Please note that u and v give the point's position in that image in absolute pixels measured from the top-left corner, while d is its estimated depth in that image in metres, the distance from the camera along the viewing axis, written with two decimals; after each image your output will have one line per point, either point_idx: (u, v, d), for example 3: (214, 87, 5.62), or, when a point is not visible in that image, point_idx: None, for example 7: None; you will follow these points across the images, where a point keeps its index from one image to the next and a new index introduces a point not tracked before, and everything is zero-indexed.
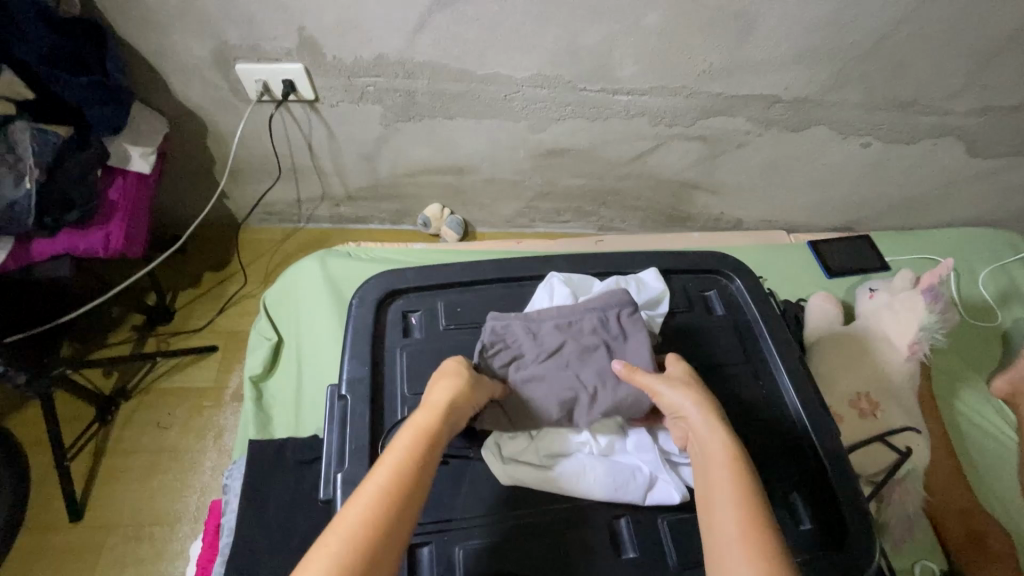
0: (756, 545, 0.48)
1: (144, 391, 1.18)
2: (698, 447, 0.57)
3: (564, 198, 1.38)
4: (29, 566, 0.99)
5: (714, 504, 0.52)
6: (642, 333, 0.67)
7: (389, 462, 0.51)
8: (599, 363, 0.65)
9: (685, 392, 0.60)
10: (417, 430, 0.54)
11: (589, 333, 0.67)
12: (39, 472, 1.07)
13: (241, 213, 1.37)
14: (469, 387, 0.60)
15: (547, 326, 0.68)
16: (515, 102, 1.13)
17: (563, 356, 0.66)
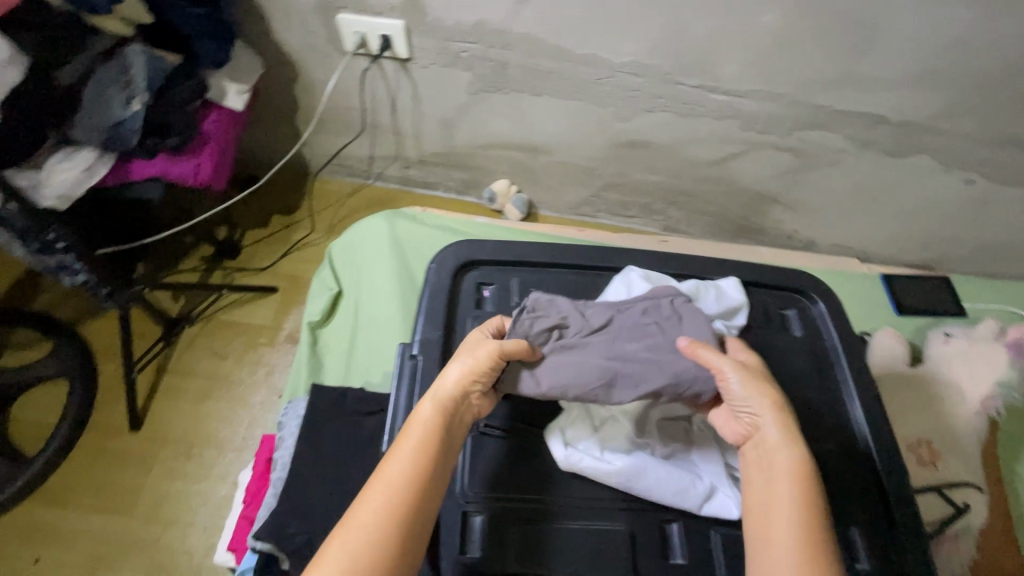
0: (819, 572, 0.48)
1: (206, 320, 1.23)
2: (766, 455, 0.56)
3: (633, 193, 1.35)
4: (88, 464, 1.05)
5: (777, 520, 0.52)
6: (698, 321, 0.65)
7: (392, 466, 0.52)
8: (650, 341, 0.63)
9: (760, 393, 0.58)
10: (419, 429, 0.55)
11: (640, 316, 0.65)
12: (107, 378, 1.13)
13: (315, 162, 1.39)
14: (480, 373, 0.58)
15: (595, 306, 0.67)
16: (607, 87, 1.10)
17: (611, 331, 0.64)
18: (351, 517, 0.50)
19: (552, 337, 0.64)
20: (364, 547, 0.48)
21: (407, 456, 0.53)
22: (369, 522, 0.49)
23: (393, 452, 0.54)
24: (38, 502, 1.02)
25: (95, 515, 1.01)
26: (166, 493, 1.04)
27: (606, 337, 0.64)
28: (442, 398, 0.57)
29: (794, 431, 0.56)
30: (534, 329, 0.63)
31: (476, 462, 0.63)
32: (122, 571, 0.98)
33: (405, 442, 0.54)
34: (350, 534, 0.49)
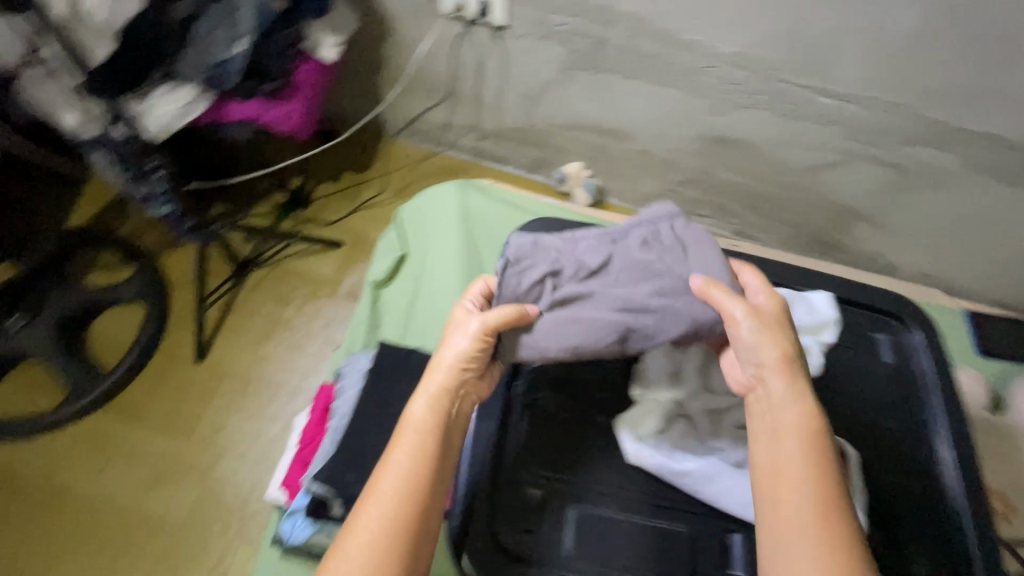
0: (839, 536, 0.47)
1: (274, 265, 1.26)
2: (771, 413, 0.54)
3: (711, 192, 1.30)
4: (155, 387, 1.11)
5: (790, 481, 0.51)
6: (702, 246, 0.61)
7: (391, 471, 0.54)
8: (653, 282, 0.59)
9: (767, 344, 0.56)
10: (415, 431, 0.56)
11: (639, 249, 0.61)
12: (179, 309, 1.18)
13: (392, 123, 1.40)
14: (469, 364, 0.59)
15: (588, 242, 0.62)
16: (706, 77, 1.05)
17: (609, 272, 0.60)
18: (358, 522, 0.52)
19: (545, 287, 0.60)
20: (373, 550, 0.50)
21: (408, 459, 0.54)
22: (377, 527, 0.51)
23: (392, 457, 0.55)
24: (109, 415, 1.08)
25: (158, 435, 1.07)
26: (222, 425, 1.09)
27: (604, 279, 0.60)
28: (436, 395, 0.58)
29: (801, 383, 0.55)
30: (525, 283, 0.60)
31: (541, 442, 0.63)
32: (178, 490, 1.03)
33: (404, 446, 0.55)
34: (358, 538, 0.51)
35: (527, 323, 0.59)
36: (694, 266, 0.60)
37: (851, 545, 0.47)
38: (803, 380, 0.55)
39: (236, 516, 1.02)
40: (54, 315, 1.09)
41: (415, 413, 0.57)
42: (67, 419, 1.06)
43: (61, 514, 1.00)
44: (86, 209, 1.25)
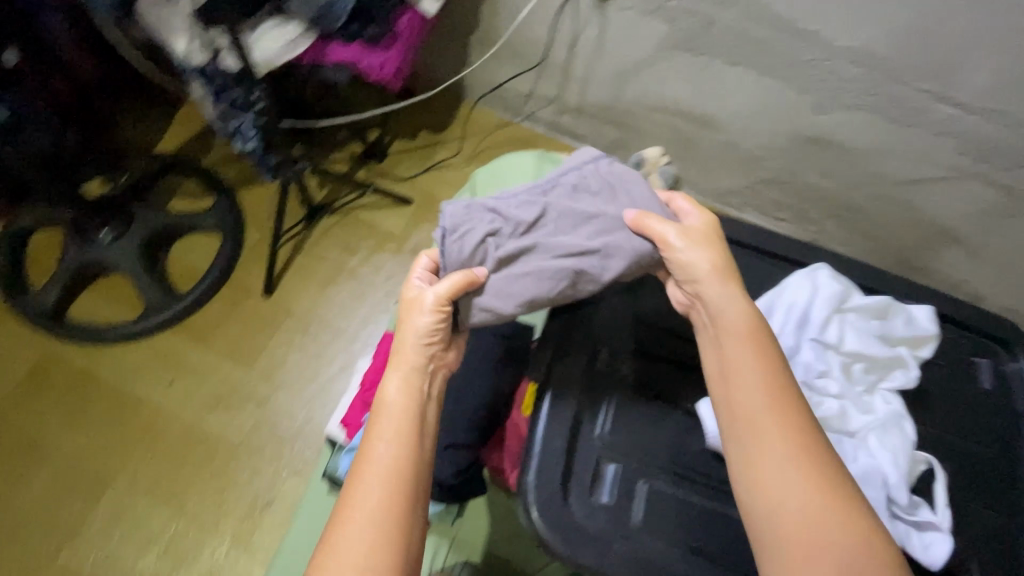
0: (798, 423, 0.52)
1: (345, 214, 1.28)
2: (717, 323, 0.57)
3: (794, 194, 1.25)
4: (225, 314, 1.15)
5: (742, 379, 0.54)
6: (627, 179, 0.63)
7: (378, 456, 0.52)
8: (593, 226, 0.60)
9: (706, 257, 0.59)
10: (394, 413, 0.55)
11: (570, 196, 0.62)
12: (251, 245, 1.21)
13: (473, 87, 1.39)
14: (436, 333, 0.59)
15: (521, 197, 0.62)
16: (815, 71, 0.99)
17: (548, 220, 0.61)
18: (352, 515, 0.50)
19: (488, 247, 0.60)
20: (374, 535, 0.49)
21: (393, 443, 0.53)
22: (376, 514, 0.50)
23: (374, 443, 0.53)
24: (180, 334, 1.13)
25: (223, 360, 1.11)
26: (283, 358, 1.13)
27: (543, 231, 0.61)
28: (409, 373, 0.57)
29: (734, 288, 0.58)
30: (468, 245, 0.60)
31: (619, 415, 0.62)
32: (237, 414, 1.07)
33: (384, 429, 0.54)
34: (357, 529, 0.49)
35: (478, 285, 0.60)
36: (624, 202, 0.62)
37: (808, 425, 0.52)
38: (735, 285, 0.58)
39: (289, 447, 1.05)
40: (141, 233, 1.14)
41: (390, 394, 0.56)
42: (142, 333, 1.11)
43: (131, 419, 1.06)
44: (173, 136, 1.28)
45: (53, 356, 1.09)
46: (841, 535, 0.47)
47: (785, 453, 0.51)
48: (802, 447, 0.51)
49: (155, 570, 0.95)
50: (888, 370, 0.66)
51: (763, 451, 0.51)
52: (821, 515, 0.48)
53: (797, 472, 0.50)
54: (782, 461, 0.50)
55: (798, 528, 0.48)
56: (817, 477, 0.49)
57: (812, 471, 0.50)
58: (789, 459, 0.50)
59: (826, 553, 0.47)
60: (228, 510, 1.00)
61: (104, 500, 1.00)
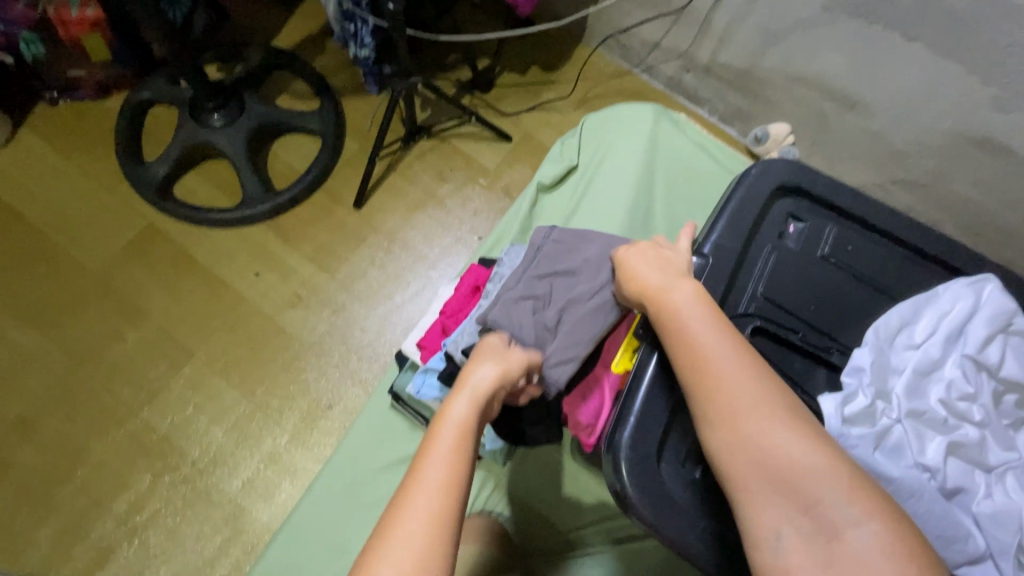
0: (734, 350, 0.49)
1: (443, 140, 1.25)
2: (657, 296, 0.55)
3: (932, 203, 1.11)
4: (314, 219, 1.17)
5: (676, 352, 0.51)
6: (577, 233, 0.75)
7: (434, 463, 0.49)
8: (601, 269, 0.72)
9: (646, 257, 0.59)
10: (454, 426, 0.52)
11: (559, 260, 0.73)
12: (349, 154, 1.21)
13: (595, 28, 1.30)
14: (504, 372, 0.59)
15: (525, 280, 0.71)
16: (1010, 61, 0.85)
17: (561, 278, 0.71)
18: (398, 524, 0.46)
19: (540, 326, 0.68)
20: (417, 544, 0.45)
21: (448, 452, 0.50)
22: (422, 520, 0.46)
23: (431, 452, 0.50)
24: (273, 231, 1.15)
25: (307, 263, 1.14)
26: (362, 272, 1.14)
27: (563, 294, 0.70)
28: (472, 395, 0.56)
29: (663, 273, 0.56)
30: (524, 330, 0.67)
31: None
32: (313, 316, 1.10)
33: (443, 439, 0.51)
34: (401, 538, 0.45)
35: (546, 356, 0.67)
36: (592, 248, 0.73)
37: (748, 375, 0.48)
38: (665, 271, 0.56)
39: (355, 358, 1.07)
40: (250, 123, 1.15)
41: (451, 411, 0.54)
42: (238, 221, 1.14)
43: (218, 301, 1.11)
44: (291, 32, 1.28)
45: (157, 228, 1.15)
46: (788, 449, 0.44)
47: (723, 379, 0.48)
48: (741, 371, 0.48)
49: (221, 442, 1.01)
50: None
51: (700, 380, 0.48)
52: (765, 434, 0.45)
53: (736, 398, 0.47)
54: (718, 389, 0.47)
55: (747, 456, 0.45)
56: (759, 400, 0.46)
57: (753, 395, 0.47)
58: (727, 384, 0.47)
59: (774, 469, 0.44)
60: (293, 405, 1.04)
61: (186, 370, 1.05)
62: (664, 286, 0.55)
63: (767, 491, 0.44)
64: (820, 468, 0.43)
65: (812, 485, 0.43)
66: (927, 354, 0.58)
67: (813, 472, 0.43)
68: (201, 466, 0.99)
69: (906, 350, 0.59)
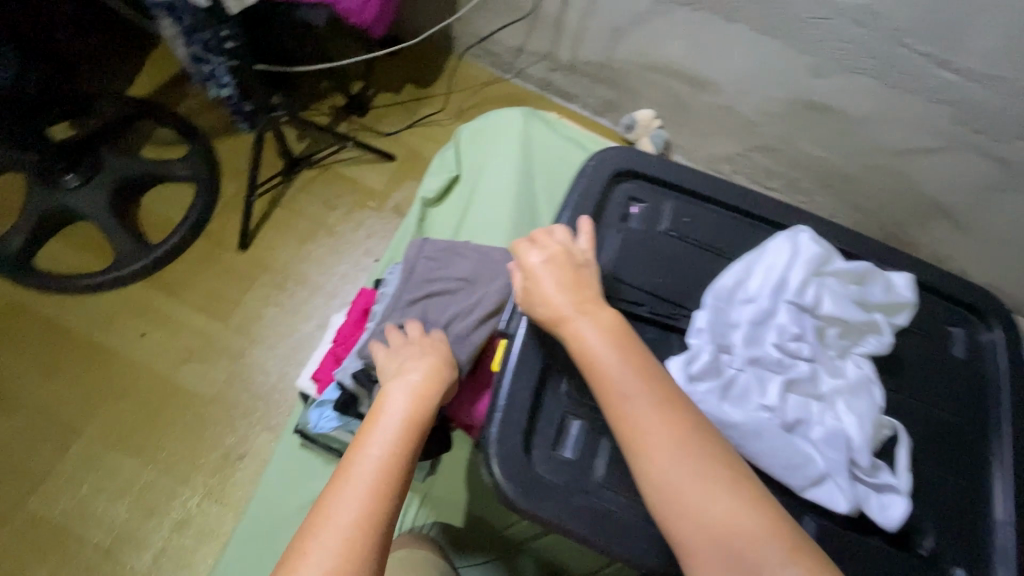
0: (659, 401, 0.50)
1: (325, 168, 1.24)
2: (571, 333, 0.54)
3: (786, 162, 1.21)
4: (199, 267, 1.13)
5: (614, 402, 0.50)
6: (445, 248, 0.77)
7: (368, 458, 0.50)
8: (473, 285, 0.73)
9: (551, 267, 0.58)
10: (395, 425, 0.53)
11: (430, 281, 0.74)
12: (227, 196, 1.18)
13: (462, 40, 1.33)
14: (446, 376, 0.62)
15: (399, 308, 0.73)
16: (813, 31, 0.95)
17: (436, 298, 0.73)
18: (317, 530, 0.45)
19: None
20: (349, 539, 0.45)
21: (386, 446, 0.51)
22: (355, 517, 0.46)
23: (365, 448, 0.51)
24: (154, 287, 1.10)
25: (196, 314, 1.09)
26: (258, 313, 1.11)
27: (435, 316, 0.72)
28: (416, 388, 0.58)
29: (586, 305, 0.55)
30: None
31: None
32: (211, 367, 1.06)
33: (382, 428, 0.53)
34: (326, 539, 0.45)
35: None
36: (462, 263, 0.75)
37: (687, 431, 0.48)
38: (586, 301, 0.56)
39: (261, 402, 1.04)
40: (110, 179, 1.10)
41: (393, 406, 0.55)
42: (113, 283, 1.08)
43: (103, 370, 1.04)
44: (146, 80, 1.23)
45: (21, 307, 1.07)
46: (720, 507, 0.45)
47: (658, 429, 0.48)
48: (675, 422, 0.49)
49: (126, 517, 0.95)
50: (860, 335, 0.65)
51: (632, 436, 0.49)
52: (704, 496, 0.46)
53: (666, 453, 0.47)
54: (655, 442, 0.48)
55: (678, 513, 0.46)
56: (688, 455, 0.47)
57: (682, 447, 0.48)
58: (656, 438, 0.48)
59: (715, 533, 0.45)
60: (201, 463, 0.99)
61: (75, 449, 0.99)
62: (589, 322, 0.54)
63: (711, 557, 0.44)
64: (756, 528, 0.45)
65: (753, 548, 0.44)
66: (761, 305, 0.63)
67: (745, 529, 0.45)
68: (106, 547, 0.93)
69: (743, 303, 0.64)
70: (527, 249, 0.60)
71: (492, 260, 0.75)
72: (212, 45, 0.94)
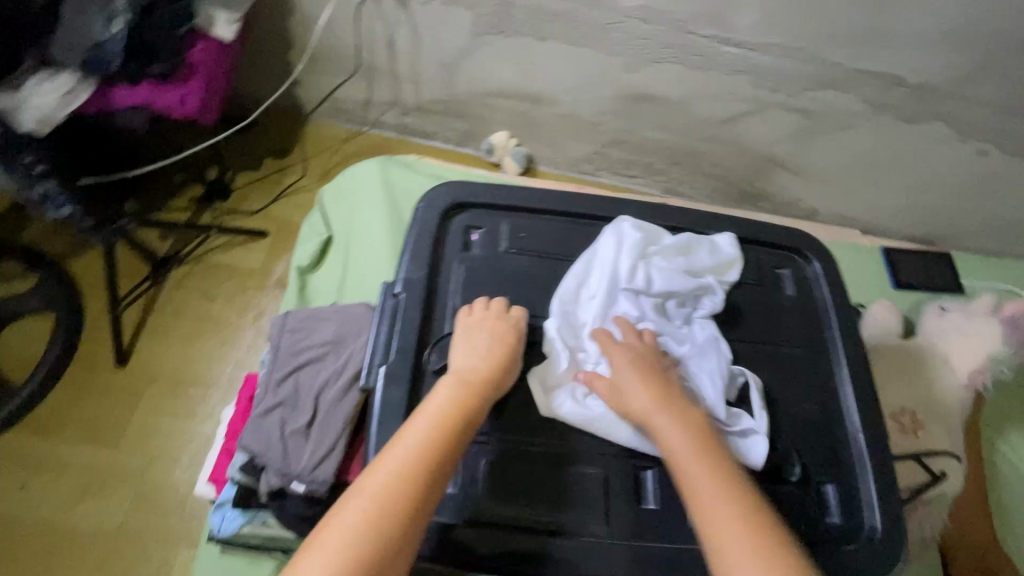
0: (734, 499, 0.49)
1: (196, 260, 1.21)
2: (656, 429, 0.55)
3: (636, 151, 1.29)
4: (77, 396, 1.06)
5: (698, 492, 0.50)
6: (309, 316, 0.78)
7: (418, 427, 0.51)
8: (339, 347, 0.74)
9: (637, 368, 0.59)
10: (446, 404, 0.54)
11: (297, 352, 0.74)
12: (93, 315, 1.12)
13: (310, 104, 1.35)
14: (502, 357, 0.60)
15: (271, 387, 0.72)
16: (614, 34, 1.05)
17: (305, 369, 0.73)
18: (366, 479, 0.47)
19: (294, 426, 0.69)
20: (384, 504, 0.46)
21: (430, 425, 0.51)
22: (394, 479, 0.47)
23: (416, 418, 0.52)
24: (27, 430, 1.02)
25: (84, 446, 1.02)
26: (153, 427, 1.05)
27: (308, 385, 0.72)
28: (469, 379, 0.57)
29: (677, 404, 0.57)
30: (275, 443, 0.68)
31: None
32: (109, 498, 0.99)
33: (429, 410, 0.53)
34: (372, 488, 0.47)
35: (307, 456, 0.67)
36: (327, 327, 0.76)
37: (771, 535, 0.48)
38: (672, 398, 0.57)
39: (174, 519, 0.99)
40: None
41: (439, 395, 0.54)
42: None
43: None
44: None
45: None
46: None
47: (739, 525, 0.48)
48: (755, 519, 0.48)
49: None
50: (696, 300, 0.71)
51: (712, 533, 0.48)
52: None
53: (747, 558, 0.46)
54: (736, 539, 0.47)
55: None
56: (760, 556, 0.46)
57: (756, 551, 0.46)
58: (734, 543, 0.47)
59: None
60: None
61: None
62: (677, 417, 0.55)
63: None
64: None
65: None
66: (601, 299, 0.68)
67: None
68: None
69: (586, 301, 0.69)
70: (617, 343, 0.62)
71: (354, 317, 0.77)
72: (20, 176, 0.88)
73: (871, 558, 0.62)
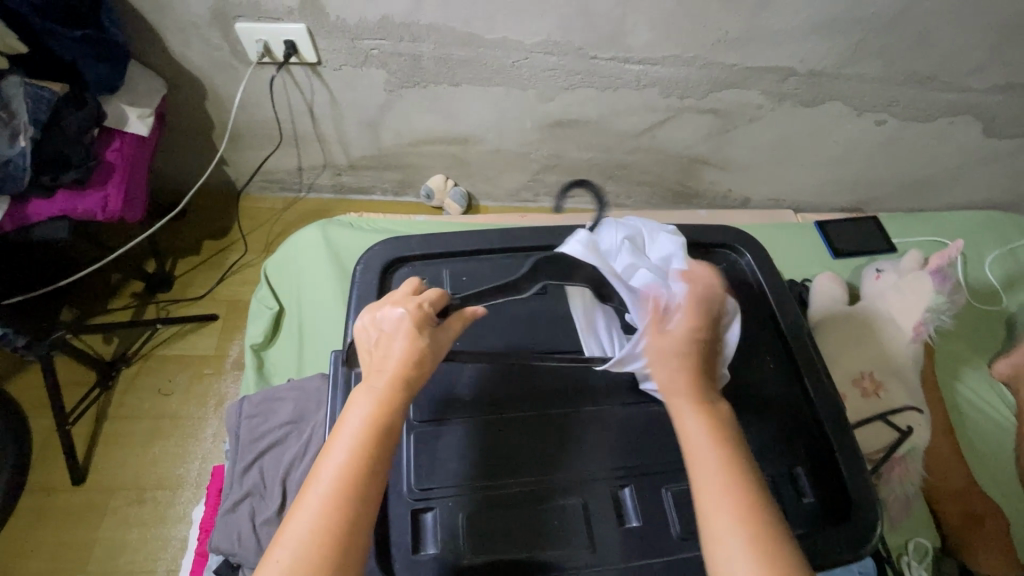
0: (735, 492, 0.48)
1: (144, 358, 1.17)
2: (675, 410, 0.55)
3: (569, 172, 1.34)
4: (36, 525, 1.00)
5: (698, 472, 0.50)
6: (263, 397, 0.77)
7: (332, 461, 0.46)
8: (301, 424, 0.73)
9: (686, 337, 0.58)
10: (356, 429, 0.48)
11: (259, 438, 0.73)
12: (42, 434, 1.07)
13: (242, 179, 1.34)
14: (408, 357, 0.51)
15: (237, 480, 0.71)
16: (523, 70, 1.09)
17: (270, 453, 0.72)
18: (285, 528, 0.44)
19: (265, 514, 0.67)
20: (303, 555, 0.43)
21: (343, 457, 0.47)
22: (312, 525, 0.44)
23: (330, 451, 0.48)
24: None
25: None
26: (122, 543, 0.99)
27: (274, 469, 0.71)
28: (379, 390, 0.50)
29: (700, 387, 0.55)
30: (245, 539, 0.65)
31: (425, 460, 0.63)
32: None
33: (341, 441, 0.48)
34: (290, 540, 0.44)
35: None
36: (284, 406, 0.75)
37: (767, 529, 0.46)
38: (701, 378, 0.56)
39: None
40: None
41: (351, 418, 0.49)
42: None
43: None
44: None
45: None
46: None
47: (732, 513, 0.47)
48: (755, 510, 0.47)
49: None
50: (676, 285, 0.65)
51: (706, 514, 0.48)
52: None
53: (739, 545, 0.46)
54: (728, 524, 0.47)
55: None
56: (754, 547, 0.45)
57: (750, 539, 0.46)
58: (726, 527, 0.47)
59: None
60: None
61: None
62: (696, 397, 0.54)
63: None
64: None
65: None
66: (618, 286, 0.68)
67: None
68: None
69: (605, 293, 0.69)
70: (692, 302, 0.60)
71: (309, 390, 0.76)
72: None
73: (853, 532, 0.64)
